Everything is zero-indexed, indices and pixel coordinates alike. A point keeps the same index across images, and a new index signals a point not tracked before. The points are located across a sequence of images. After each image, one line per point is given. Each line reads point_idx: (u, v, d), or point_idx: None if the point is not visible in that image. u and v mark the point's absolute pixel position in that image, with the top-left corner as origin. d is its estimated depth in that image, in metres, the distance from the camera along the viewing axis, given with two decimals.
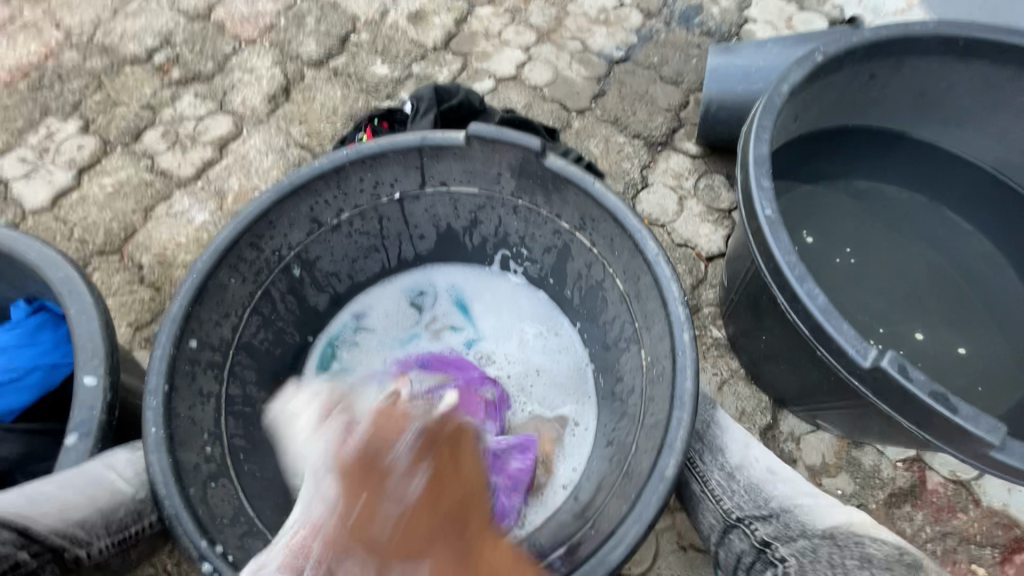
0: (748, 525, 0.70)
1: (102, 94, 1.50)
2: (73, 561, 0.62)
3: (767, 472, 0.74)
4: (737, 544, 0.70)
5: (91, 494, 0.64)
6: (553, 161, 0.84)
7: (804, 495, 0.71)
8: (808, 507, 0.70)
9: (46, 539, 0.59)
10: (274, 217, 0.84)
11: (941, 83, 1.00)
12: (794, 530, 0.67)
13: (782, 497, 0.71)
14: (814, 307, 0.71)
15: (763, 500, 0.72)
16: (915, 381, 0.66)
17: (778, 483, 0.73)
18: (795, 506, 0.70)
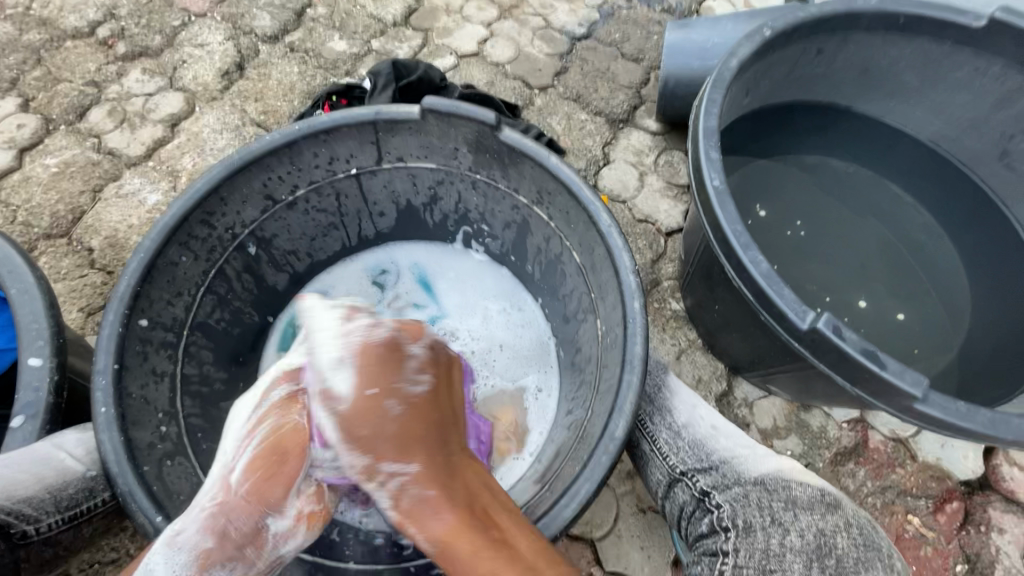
0: (692, 478, 0.74)
1: (42, 70, 1.42)
2: (20, 537, 0.63)
3: (709, 428, 0.79)
4: (680, 495, 0.75)
5: (38, 473, 0.63)
6: (508, 135, 0.83)
7: (740, 446, 0.77)
8: (744, 457, 0.75)
9: None
10: (225, 194, 0.81)
11: (884, 58, 1.03)
12: (732, 480, 0.72)
13: (721, 451, 0.76)
14: (757, 273, 0.72)
15: (705, 453, 0.76)
16: (849, 340, 0.67)
17: (718, 437, 0.78)
18: (733, 458, 0.75)
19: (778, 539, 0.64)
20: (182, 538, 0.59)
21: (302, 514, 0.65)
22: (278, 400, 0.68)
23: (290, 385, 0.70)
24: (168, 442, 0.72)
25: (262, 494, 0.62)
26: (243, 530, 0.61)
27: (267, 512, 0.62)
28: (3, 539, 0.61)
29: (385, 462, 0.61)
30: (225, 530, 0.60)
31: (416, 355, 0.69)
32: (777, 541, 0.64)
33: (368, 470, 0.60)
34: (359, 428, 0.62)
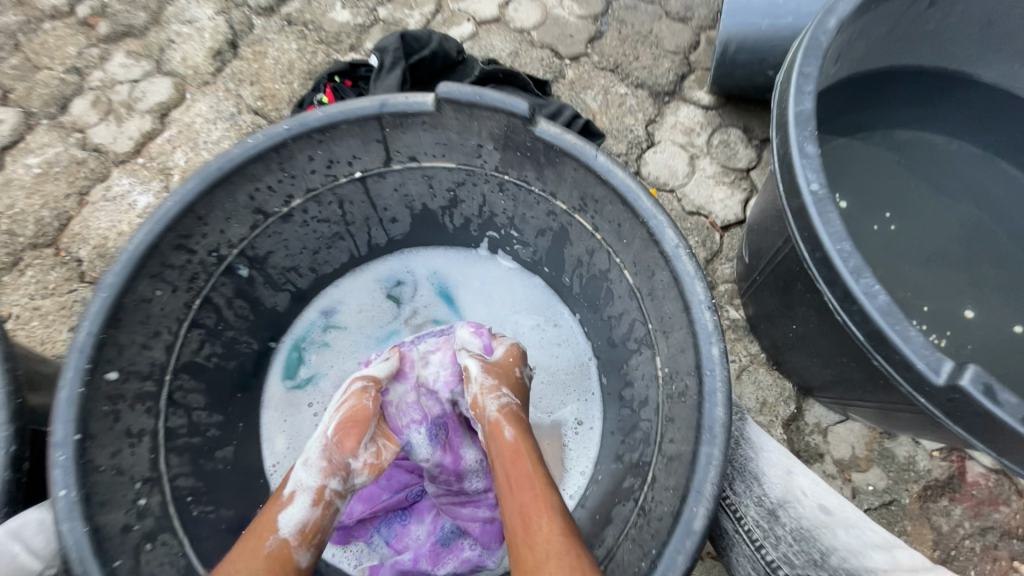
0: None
1: (19, 56, 1.29)
2: None
3: (819, 513, 0.63)
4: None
5: None
6: (544, 129, 0.67)
7: (872, 547, 0.60)
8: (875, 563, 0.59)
9: None
10: (204, 212, 0.67)
11: (1014, 10, 0.82)
12: None
13: (842, 548, 0.60)
14: (873, 309, 0.55)
15: (819, 551, 0.61)
16: (1004, 405, 0.50)
17: (834, 528, 0.62)
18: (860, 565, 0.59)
19: None
20: (310, 457, 0.64)
21: (368, 463, 0.67)
22: (355, 389, 0.72)
23: (365, 381, 0.73)
24: (149, 518, 0.62)
25: (350, 434, 0.66)
26: (344, 455, 0.65)
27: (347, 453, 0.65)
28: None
29: (504, 387, 0.69)
30: (335, 450, 0.65)
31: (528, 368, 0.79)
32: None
33: (493, 385, 0.69)
34: (496, 368, 0.72)
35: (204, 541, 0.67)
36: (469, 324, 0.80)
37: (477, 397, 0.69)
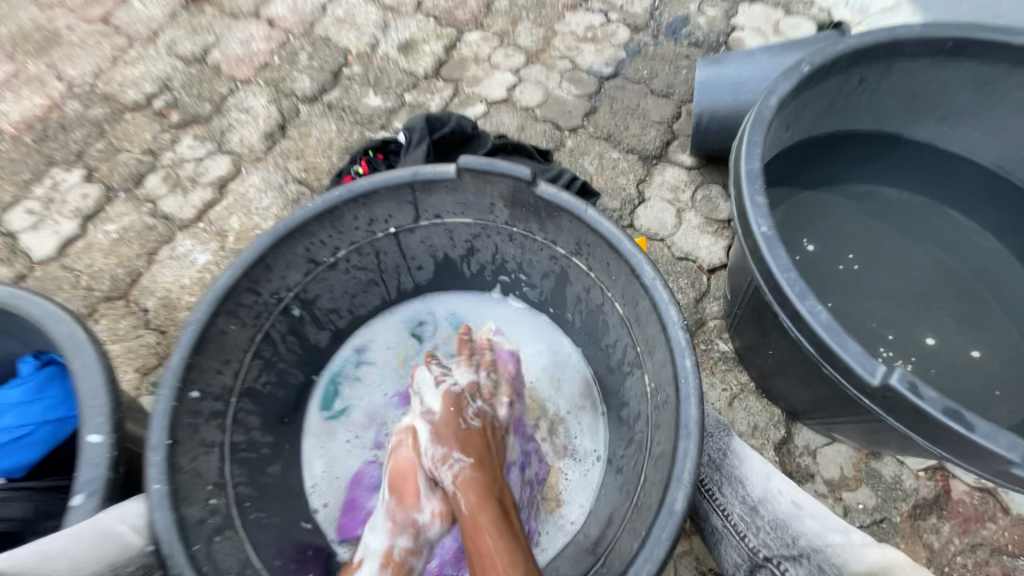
0: (776, 564, 0.70)
1: (105, 142, 1.54)
2: None
3: (792, 507, 0.73)
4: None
5: (100, 547, 0.60)
6: (544, 189, 0.83)
7: (832, 531, 0.68)
8: (836, 546, 0.65)
9: None
10: (270, 261, 0.83)
11: (933, 84, 1.00)
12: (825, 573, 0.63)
13: (807, 535, 0.69)
14: (816, 324, 0.67)
15: (790, 537, 0.70)
16: (927, 398, 0.60)
17: (804, 518, 0.71)
18: (824, 545, 0.66)
19: None
20: (377, 525, 0.85)
21: (433, 513, 0.85)
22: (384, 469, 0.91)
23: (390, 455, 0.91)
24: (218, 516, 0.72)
25: (404, 497, 0.86)
26: (406, 516, 0.85)
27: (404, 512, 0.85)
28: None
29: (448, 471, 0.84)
30: (395, 513, 0.86)
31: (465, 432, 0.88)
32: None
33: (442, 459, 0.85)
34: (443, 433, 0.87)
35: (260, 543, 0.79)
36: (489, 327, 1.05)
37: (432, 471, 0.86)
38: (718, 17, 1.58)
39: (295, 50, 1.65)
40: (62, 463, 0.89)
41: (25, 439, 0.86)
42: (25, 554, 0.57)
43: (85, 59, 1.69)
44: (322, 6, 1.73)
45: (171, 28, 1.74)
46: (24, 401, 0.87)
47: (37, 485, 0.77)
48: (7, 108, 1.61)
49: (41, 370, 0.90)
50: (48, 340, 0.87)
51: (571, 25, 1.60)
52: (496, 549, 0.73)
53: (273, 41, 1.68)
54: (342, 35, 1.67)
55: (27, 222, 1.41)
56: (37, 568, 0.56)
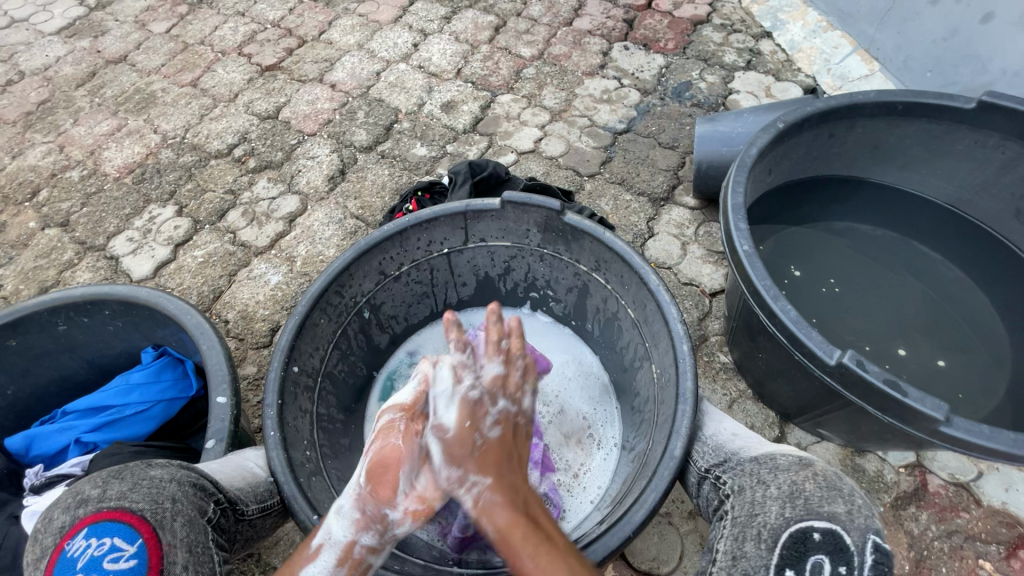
0: (709, 470, 0.87)
1: (193, 183, 1.82)
2: (240, 515, 0.78)
3: (731, 435, 0.90)
4: (705, 488, 0.87)
5: (237, 473, 0.81)
6: (570, 217, 1.05)
7: (753, 443, 0.88)
8: (751, 447, 0.87)
9: (229, 491, 0.78)
10: (353, 271, 1.04)
11: (891, 137, 1.21)
12: (736, 464, 0.84)
13: (735, 446, 0.88)
14: (787, 319, 0.86)
15: (722, 451, 0.88)
16: (871, 371, 0.78)
17: (737, 440, 0.89)
18: (745, 449, 0.86)
19: (760, 493, 0.76)
20: (345, 510, 0.75)
21: (409, 509, 0.77)
22: (384, 427, 0.85)
23: (393, 415, 0.87)
24: (313, 462, 0.89)
25: (383, 486, 0.77)
26: (377, 509, 0.76)
27: (386, 502, 0.76)
28: (230, 516, 0.76)
29: (471, 472, 0.74)
30: (369, 503, 0.76)
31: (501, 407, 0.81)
32: (759, 492, 0.76)
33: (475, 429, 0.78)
34: (458, 438, 0.77)
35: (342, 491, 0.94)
36: None
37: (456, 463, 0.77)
38: (716, 82, 1.85)
39: (354, 109, 1.95)
40: (170, 434, 1.09)
41: (145, 413, 1.06)
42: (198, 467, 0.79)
43: (177, 115, 2.00)
44: (377, 72, 2.04)
45: (249, 90, 2.05)
46: (146, 381, 1.07)
47: (163, 445, 0.98)
48: (113, 155, 1.92)
49: (157, 359, 1.11)
50: (169, 332, 1.08)
51: (589, 89, 1.87)
52: (536, 564, 0.65)
53: (336, 101, 1.98)
54: (393, 96, 1.96)
55: (128, 248, 1.68)
56: (213, 473, 0.78)
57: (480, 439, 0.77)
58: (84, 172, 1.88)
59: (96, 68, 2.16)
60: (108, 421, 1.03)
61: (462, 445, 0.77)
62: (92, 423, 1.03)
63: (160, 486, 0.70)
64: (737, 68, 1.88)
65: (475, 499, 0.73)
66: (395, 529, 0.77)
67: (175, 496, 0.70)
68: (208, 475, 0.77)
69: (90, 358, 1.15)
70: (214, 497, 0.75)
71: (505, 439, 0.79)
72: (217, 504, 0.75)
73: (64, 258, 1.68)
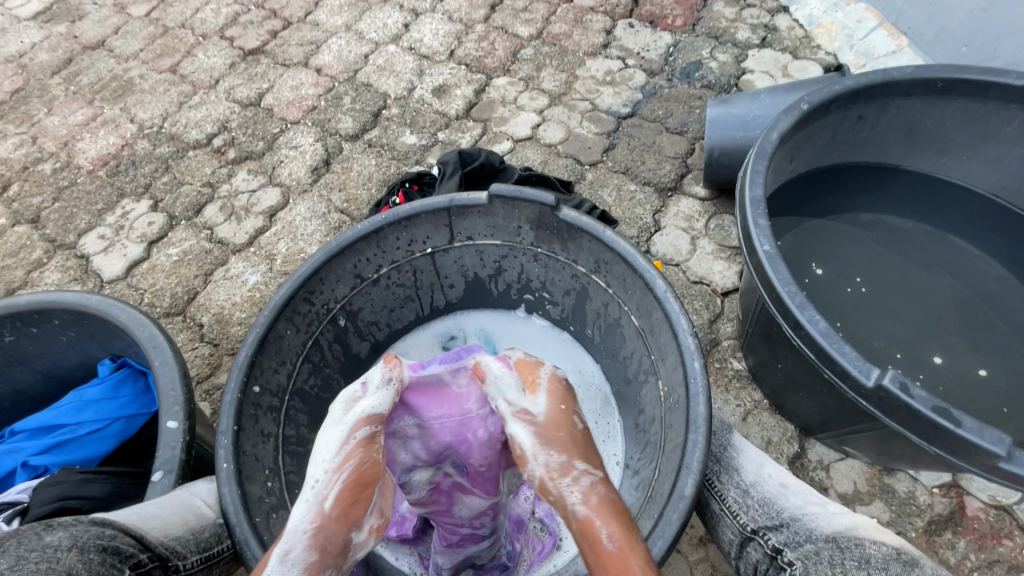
0: (763, 536, 0.74)
1: (169, 175, 1.71)
2: (172, 571, 0.70)
3: (779, 487, 0.79)
4: (755, 556, 0.74)
5: (184, 516, 0.74)
6: (566, 213, 0.94)
7: (812, 504, 0.76)
8: (815, 514, 0.74)
9: (157, 546, 0.69)
10: (324, 275, 0.94)
11: (928, 119, 1.08)
12: (802, 536, 0.72)
13: (791, 508, 0.76)
14: (816, 332, 0.76)
15: (775, 511, 0.76)
16: (918, 397, 0.70)
17: (789, 496, 0.78)
18: (805, 515, 0.74)
19: None
20: (291, 555, 0.55)
21: (373, 530, 0.62)
22: (360, 438, 0.62)
23: (370, 426, 0.64)
24: (274, 496, 0.83)
25: (352, 509, 0.59)
26: (340, 541, 0.58)
27: (352, 527, 0.59)
28: (161, 571, 0.69)
29: (579, 471, 0.59)
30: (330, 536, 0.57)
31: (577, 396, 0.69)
32: None
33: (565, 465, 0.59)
34: (561, 435, 0.62)
35: None
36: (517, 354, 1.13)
37: (547, 480, 0.59)
38: (729, 61, 1.71)
39: (340, 94, 1.82)
40: (129, 455, 1.00)
41: (101, 432, 0.96)
42: (125, 514, 0.69)
43: (154, 103, 1.89)
44: (365, 55, 1.91)
45: (230, 76, 1.93)
46: (102, 398, 0.97)
47: (112, 470, 0.89)
48: (86, 146, 1.81)
49: (115, 372, 1.00)
50: (126, 344, 0.98)
51: (591, 71, 1.74)
52: None
53: (321, 86, 1.85)
54: (382, 81, 1.83)
55: (100, 246, 1.58)
56: (142, 524, 0.69)
57: (581, 424, 0.65)
58: (56, 165, 1.78)
59: (72, 55, 2.05)
60: (58, 444, 0.94)
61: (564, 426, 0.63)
62: (40, 445, 0.94)
63: (54, 558, 0.59)
64: (751, 45, 1.73)
65: (583, 497, 0.57)
66: (355, 555, 0.61)
67: (70, 572, 0.58)
68: (130, 531, 0.67)
69: (44, 371, 1.06)
70: (136, 561, 0.65)
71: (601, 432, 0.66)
72: (139, 567, 0.66)
73: (32, 257, 1.58)
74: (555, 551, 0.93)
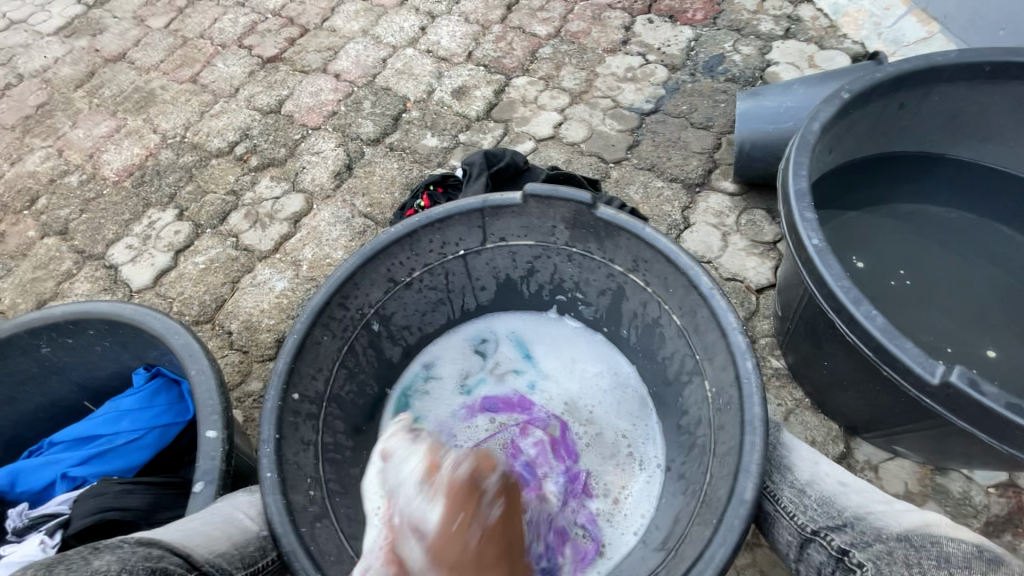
0: (825, 536, 0.71)
1: (193, 184, 1.72)
2: None
3: (838, 485, 0.76)
4: (817, 557, 0.72)
5: (227, 531, 0.73)
6: (604, 212, 0.92)
7: (875, 502, 0.74)
8: (879, 511, 0.73)
9: (203, 564, 0.67)
10: (358, 279, 0.94)
11: (973, 105, 1.05)
12: (871, 536, 0.70)
13: (854, 507, 0.73)
14: (874, 327, 0.74)
15: (837, 511, 0.73)
16: (988, 394, 0.68)
17: (850, 494, 0.75)
18: (871, 514, 0.72)
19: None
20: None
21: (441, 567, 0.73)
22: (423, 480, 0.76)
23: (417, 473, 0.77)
24: (316, 505, 0.82)
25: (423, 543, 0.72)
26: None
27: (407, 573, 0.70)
28: None
29: None
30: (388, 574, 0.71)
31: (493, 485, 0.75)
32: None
33: None
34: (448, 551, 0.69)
35: (351, 533, 0.86)
36: (551, 356, 1.10)
37: None
38: (753, 54, 1.67)
39: (359, 99, 1.82)
40: (166, 464, 0.99)
41: (137, 442, 0.96)
42: (171, 532, 0.69)
43: (177, 113, 1.90)
44: (383, 59, 1.90)
45: (250, 84, 1.94)
46: (138, 407, 0.97)
47: (151, 481, 0.89)
48: (111, 157, 1.83)
49: (150, 381, 1.01)
50: (161, 353, 0.98)
51: (612, 68, 1.72)
52: None
53: (340, 92, 1.85)
54: (401, 84, 1.83)
55: (127, 256, 1.59)
56: (187, 542, 0.68)
57: (473, 539, 0.70)
58: (82, 177, 1.79)
59: (95, 68, 2.07)
60: (96, 454, 0.95)
61: (457, 545, 0.69)
62: (79, 456, 0.95)
63: None
64: (775, 37, 1.70)
65: None
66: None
67: None
68: (175, 549, 0.66)
69: (81, 382, 1.06)
70: None
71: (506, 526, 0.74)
72: None
73: (62, 268, 1.60)
74: (599, 557, 0.90)
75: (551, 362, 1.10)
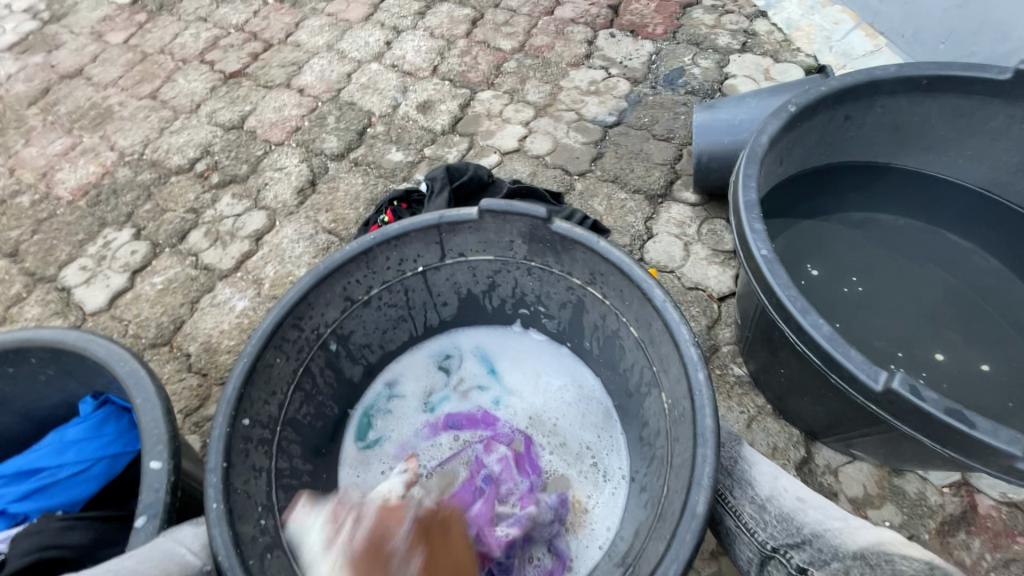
0: (784, 554, 0.73)
1: (151, 203, 1.67)
2: None
3: (797, 501, 0.76)
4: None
5: (166, 567, 0.70)
6: (559, 226, 0.93)
7: (832, 518, 0.74)
8: (836, 527, 0.72)
9: None
10: (312, 299, 0.92)
11: (914, 117, 1.09)
12: (827, 554, 0.70)
13: (812, 524, 0.73)
14: (821, 336, 0.76)
15: (796, 527, 0.74)
16: (928, 399, 0.70)
17: (809, 510, 0.75)
18: (828, 530, 0.72)
19: None
20: None
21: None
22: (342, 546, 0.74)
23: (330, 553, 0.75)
24: (268, 535, 0.81)
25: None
26: None
27: None
28: None
29: None
30: None
31: (403, 537, 0.74)
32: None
33: None
34: None
35: None
36: (515, 372, 1.10)
37: None
38: (711, 67, 1.72)
39: (323, 114, 1.80)
40: (115, 497, 0.95)
41: (81, 475, 0.92)
42: (101, 572, 0.65)
43: (134, 130, 1.86)
44: (348, 74, 1.90)
45: (212, 100, 1.90)
46: (84, 438, 0.93)
47: (93, 515, 0.85)
48: (65, 176, 1.77)
49: (98, 410, 0.97)
50: (108, 380, 0.94)
51: (575, 81, 1.74)
52: None
53: (304, 106, 1.83)
54: (366, 99, 1.82)
55: (81, 278, 1.54)
56: None
57: None
58: (35, 197, 1.73)
59: (50, 84, 2.01)
60: (39, 488, 0.90)
61: None
62: (21, 490, 0.90)
63: None
64: (732, 50, 1.74)
65: None
66: None
67: None
68: None
69: (24, 413, 1.02)
70: None
71: (432, 562, 0.73)
72: None
73: (11, 292, 1.54)
74: (565, 574, 0.89)
75: (514, 378, 1.09)
